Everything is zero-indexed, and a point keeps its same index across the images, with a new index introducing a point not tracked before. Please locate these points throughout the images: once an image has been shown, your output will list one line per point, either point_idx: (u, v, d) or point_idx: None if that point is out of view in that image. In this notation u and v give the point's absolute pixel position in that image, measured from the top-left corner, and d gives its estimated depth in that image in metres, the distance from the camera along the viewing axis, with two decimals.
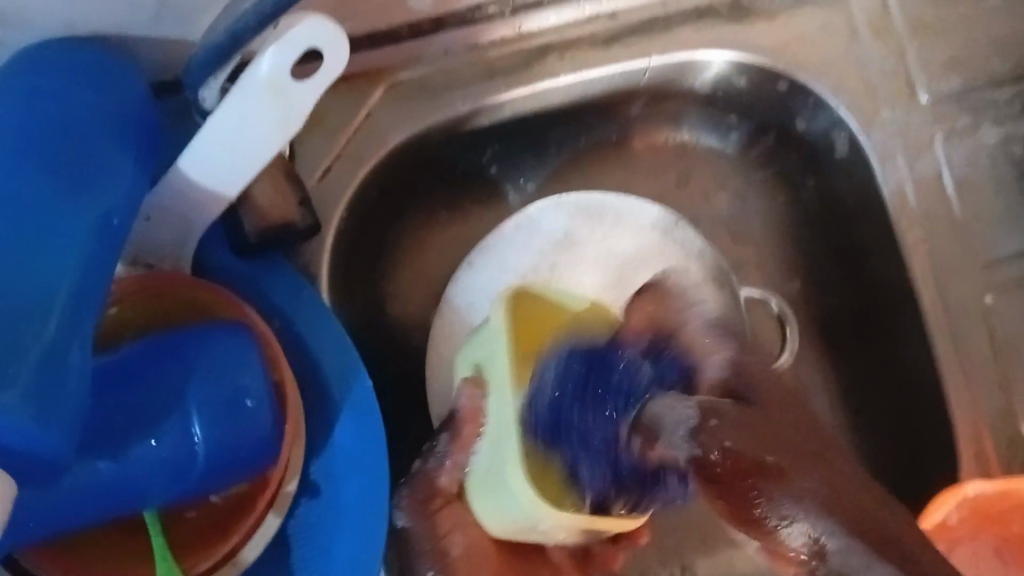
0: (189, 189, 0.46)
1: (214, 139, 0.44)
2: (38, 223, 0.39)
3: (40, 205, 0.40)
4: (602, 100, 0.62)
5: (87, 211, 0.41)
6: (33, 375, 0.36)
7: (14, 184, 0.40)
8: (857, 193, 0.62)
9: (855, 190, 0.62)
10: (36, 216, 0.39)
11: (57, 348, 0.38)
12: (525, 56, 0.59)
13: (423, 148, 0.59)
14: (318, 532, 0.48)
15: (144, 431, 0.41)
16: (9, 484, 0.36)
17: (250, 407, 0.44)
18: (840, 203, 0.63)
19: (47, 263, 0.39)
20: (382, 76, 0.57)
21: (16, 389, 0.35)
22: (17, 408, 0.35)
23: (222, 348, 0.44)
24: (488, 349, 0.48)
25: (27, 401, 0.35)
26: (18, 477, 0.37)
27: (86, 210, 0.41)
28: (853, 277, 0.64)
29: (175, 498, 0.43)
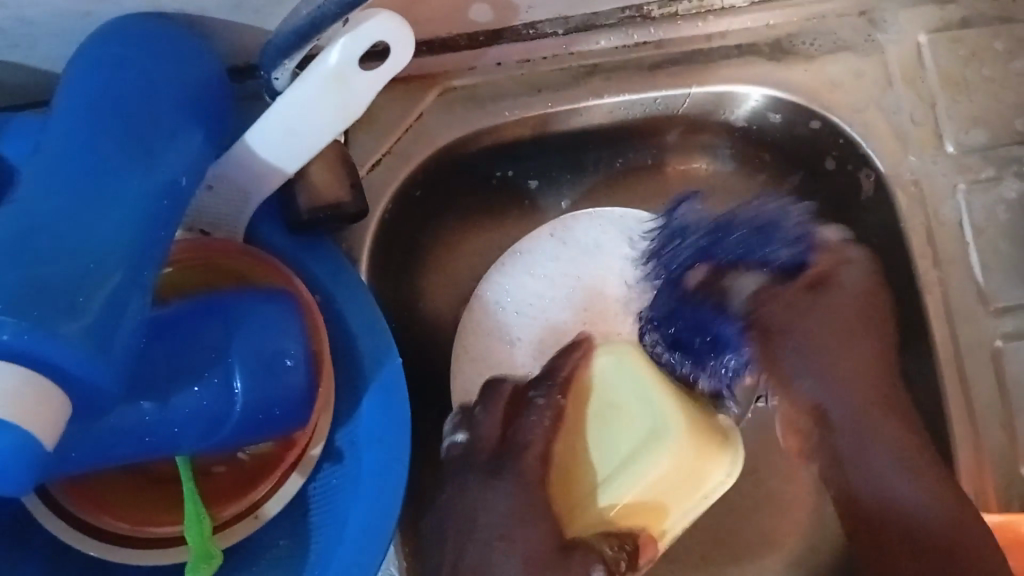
0: (250, 161, 0.49)
1: (278, 121, 0.48)
2: (114, 175, 0.43)
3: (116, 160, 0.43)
4: (642, 124, 0.65)
5: (158, 170, 0.44)
6: (98, 311, 0.38)
7: (97, 140, 0.43)
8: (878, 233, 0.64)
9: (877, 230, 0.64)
10: (109, 171, 0.43)
11: (120, 290, 0.40)
12: (572, 75, 0.62)
13: (469, 151, 0.62)
14: (336, 495, 0.50)
15: (187, 379, 0.44)
16: (63, 402, 0.37)
17: (288, 367, 0.46)
18: None
19: (117, 209, 0.42)
20: (436, 81, 0.60)
21: (81, 320, 0.37)
22: (78, 339, 0.37)
23: (265, 310, 0.47)
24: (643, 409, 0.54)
25: (89, 334, 0.37)
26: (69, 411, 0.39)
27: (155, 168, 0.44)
28: None
29: (207, 446, 0.46)
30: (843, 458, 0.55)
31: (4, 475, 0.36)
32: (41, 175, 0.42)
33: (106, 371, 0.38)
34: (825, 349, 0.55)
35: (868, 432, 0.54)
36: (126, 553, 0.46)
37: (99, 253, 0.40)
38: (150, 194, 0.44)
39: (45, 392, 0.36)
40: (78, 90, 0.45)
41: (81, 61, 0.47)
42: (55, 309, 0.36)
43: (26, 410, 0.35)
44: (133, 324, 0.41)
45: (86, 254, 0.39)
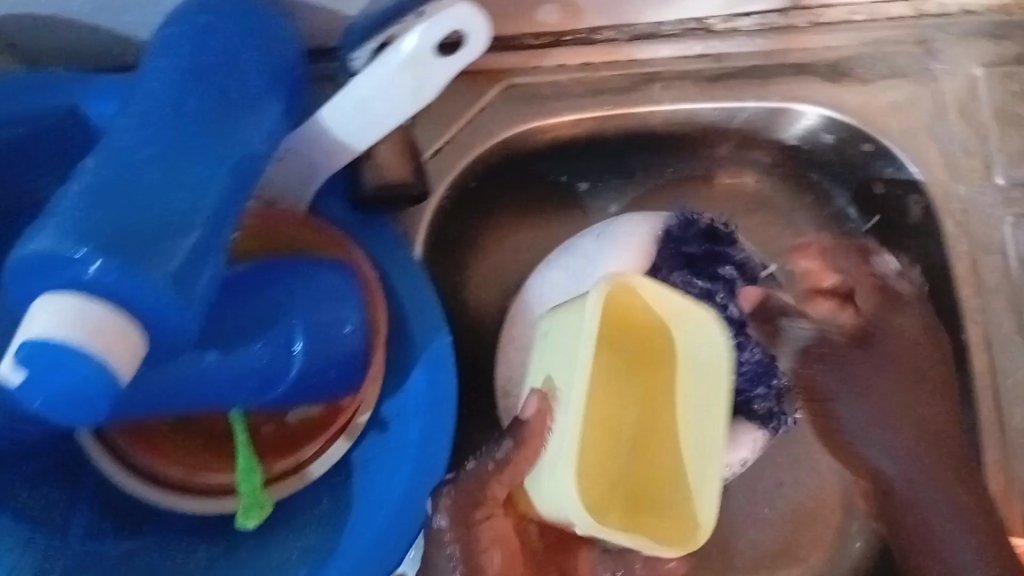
0: (322, 135, 0.51)
1: (352, 100, 0.50)
2: (199, 135, 0.45)
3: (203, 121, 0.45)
4: (694, 134, 0.67)
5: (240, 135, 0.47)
6: (182, 259, 0.40)
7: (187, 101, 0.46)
8: (922, 260, 0.65)
9: (921, 257, 0.65)
10: (196, 131, 0.45)
11: (203, 241, 0.42)
12: (632, 81, 0.63)
13: (527, 147, 0.64)
14: (377, 462, 0.51)
15: (251, 336, 0.46)
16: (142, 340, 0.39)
17: (345, 334, 0.48)
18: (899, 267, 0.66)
19: (201, 166, 0.44)
20: (500, 77, 0.62)
21: (165, 265, 0.39)
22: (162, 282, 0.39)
23: (326, 276, 0.48)
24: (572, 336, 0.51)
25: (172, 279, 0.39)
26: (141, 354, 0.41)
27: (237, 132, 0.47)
28: None
29: (264, 401, 0.48)
30: (896, 523, 0.57)
31: (83, 404, 0.39)
32: (136, 130, 0.44)
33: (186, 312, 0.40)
34: (869, 390, 0.57)
35: (938, 486, 0.55)
36: (174, 495, 0.50)
37: (185, 207, 0.42)
38: (232, 156, 0.46)
39: (130, 330, 0.39)
40: (170, 56, 0.48)
41: (174, 30, 0.49)
42: (141, 252, 0.38)
43: (108, 340, 0.38)
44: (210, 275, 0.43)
45: (172, 205, 0.41)
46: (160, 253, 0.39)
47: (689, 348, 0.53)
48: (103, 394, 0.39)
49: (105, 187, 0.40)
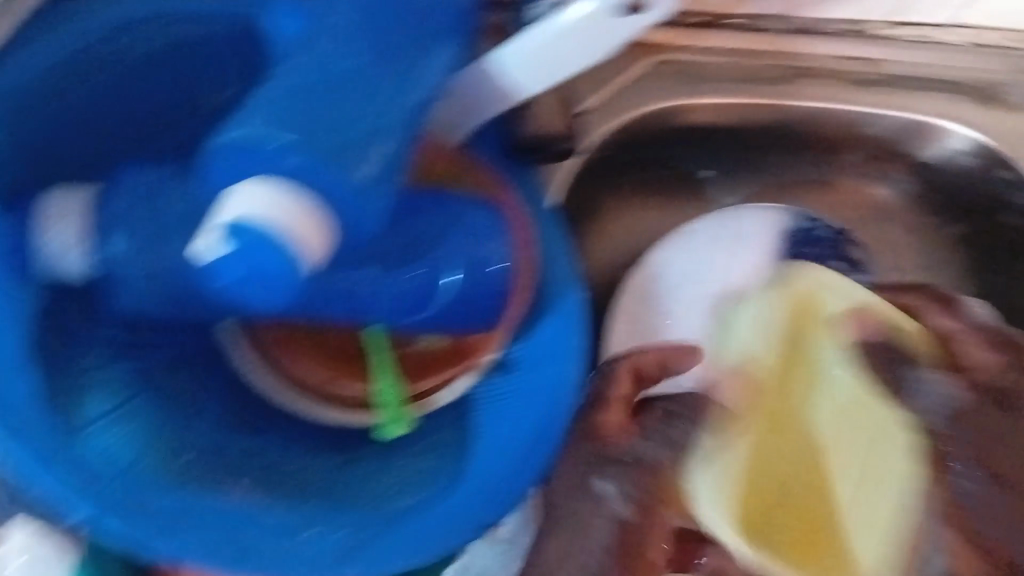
0: (490, 76, 0.50)
1: (529, 47, 0.48)
2: (390, 52, 0.45)
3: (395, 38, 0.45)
4: (829, 138, 0.67)
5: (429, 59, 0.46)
6: (372, 169, 0.41)
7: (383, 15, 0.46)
8: None
9: None
10: (388, 46, 0.45)
11: (388, 154, 0.42)
12: (781, 73, 0.63)
13: (669, 125, 0.64)
14: (499, 402, 0.50)
15: (408, 260, 0.48)
16: (320, 238, 0.39)
17: (492, 273, 0.49)
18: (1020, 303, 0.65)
19: (388, 82, 0.44)
20: (653, 52, 0.63)
21: (356, 171, 0.41)
22: (349, 185, 0.40)
23: (481, 215, 0.49)
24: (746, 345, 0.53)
25: (358, 186, 0.41)
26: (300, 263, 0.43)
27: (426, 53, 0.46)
28: None
29: (409, 324, 0.50)
30: None
31: (262, 285, 0.38)
32: (332, 40, 0.44)
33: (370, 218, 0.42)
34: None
35: None
36: (298, 402, 0.52)
37: (374, 117, 0.42)
38: (414, 77, 0.45)
39: (310, 218, 0.39)
40: None
41: None
42: (337, 152, 0.40)
43: (300, 229, 0.38)
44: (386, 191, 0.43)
45: (362, 112, 0.42)
46: (357, 158, 0.41)
47: (857, 373, 0.49)
48: (283, 284, 0.39)
49: (307, 89, 0.42)
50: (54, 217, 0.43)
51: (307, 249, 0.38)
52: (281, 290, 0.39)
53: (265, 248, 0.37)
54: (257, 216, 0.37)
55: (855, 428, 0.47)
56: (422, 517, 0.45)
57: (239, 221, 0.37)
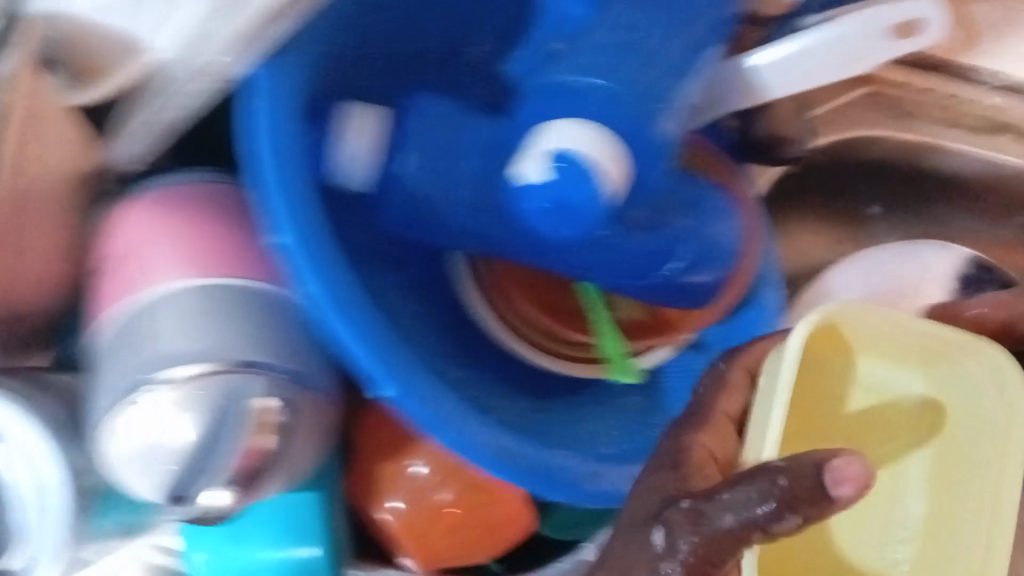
0: (752, 68, 0.53)
1: (800, 48, 0.52)
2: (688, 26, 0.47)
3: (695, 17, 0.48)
4: (1005, 201, 0.67)
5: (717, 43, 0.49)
6: (658, 129, 0.48)
7: None
8: None
9: None
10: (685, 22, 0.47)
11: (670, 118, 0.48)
12: (990, 124, 0.64)
13: (863, 154, 0.67)
14: (689, 377, 0.54)
15: (652, 229, 0.50)
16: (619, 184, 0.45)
17: (716, 256, 0.52)
18: None
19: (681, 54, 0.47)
20: (873, 82, 0.63)
21: (648, 130, 0.47)
22: (640, 136, 0.47)
23: (710, 203, 0.52)
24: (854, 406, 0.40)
25: (646, 141, 0.47)
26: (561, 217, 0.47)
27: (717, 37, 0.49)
28: None
29: (640, 290, 0.51)
30: None
31: (569, 218, 0.45)
32: None
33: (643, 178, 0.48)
34: None
35: None
36: (527, 348, 0.54)
37: (668, 83, 0.48)
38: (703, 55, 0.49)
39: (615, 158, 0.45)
40: None
41: None
42: (638, 110, 0.47)
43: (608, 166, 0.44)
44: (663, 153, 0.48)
45: (659, 76, 0.47)
46: (651, 115, 0.47)
47: (968, 391, 0.43)
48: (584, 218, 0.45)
49: (625, 45, 0.46)
50: (353, 129, 0.47)
51: (612, 192, 0.45)
52: (576, 222, 0.45)
53: (575, 181, 0.44)
54: (590, 153, 0.44)
55: (952, 457, 0.44)
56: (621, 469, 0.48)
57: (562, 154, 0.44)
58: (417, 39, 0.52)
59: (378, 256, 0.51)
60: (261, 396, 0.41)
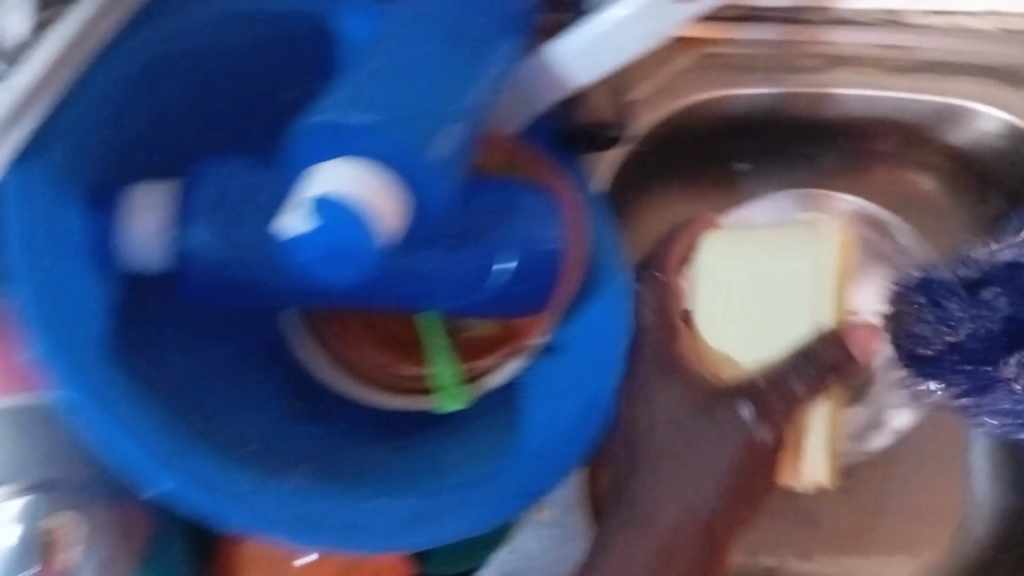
0: (546, 68, 0.53)
1: (595, 32, 0.52)
2: (449, 51, 0.45)
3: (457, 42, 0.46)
4: (863, 125, 0.69)
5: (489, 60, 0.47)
6: (447, 148, 0.43)
7: (453, 14, 0.47)
8: None
9: None
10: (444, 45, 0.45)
11: (456, 141, 0.43)
12: (822, 61, 0.65)
13: (708, 118, 0.66)
14: (548, 382, 0.52)
15: (466, 244, 0.50)
16: (400, 213, 0.41)
17: (545, 251, 0.50)
18: None
19: (445, 83, 0.44)
20: (695, 44, 0.64)
21: (435, 154, 0.42)
22: (428, 160, 0.42)
23: (531, 201, 0.51)
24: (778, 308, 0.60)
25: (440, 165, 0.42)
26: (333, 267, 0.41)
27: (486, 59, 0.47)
28: None
29: (464, 307, 0.51)
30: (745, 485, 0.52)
31: (344, 266, 0.41)
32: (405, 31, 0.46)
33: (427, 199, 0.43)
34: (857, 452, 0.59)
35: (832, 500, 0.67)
36: (369, 389, 0.56)
37: (444, 104, 0.43)
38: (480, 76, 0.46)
39: (386, 190, 0.40)
40: None
41: None
42: (415, 135, 0.42)
43: (386, 201, 0.40)
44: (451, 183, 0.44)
45: (427, 101, 0.43)
46: (433, 140, 0.42)
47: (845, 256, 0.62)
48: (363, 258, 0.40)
49: (387, 79, 0.43)
50: (136, 209, 0.47)
51: (387, 226, 0.40)
52: (357, 263, 0.40)
53: (348, 224, 0.39)
54: (359, 194, 0.39)
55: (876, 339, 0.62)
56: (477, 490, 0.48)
57: (325, 197, 0.39)
58: (213, 106, 0.52)
59: (210, 325, 0.53)
60: (46, 512, 0.45)
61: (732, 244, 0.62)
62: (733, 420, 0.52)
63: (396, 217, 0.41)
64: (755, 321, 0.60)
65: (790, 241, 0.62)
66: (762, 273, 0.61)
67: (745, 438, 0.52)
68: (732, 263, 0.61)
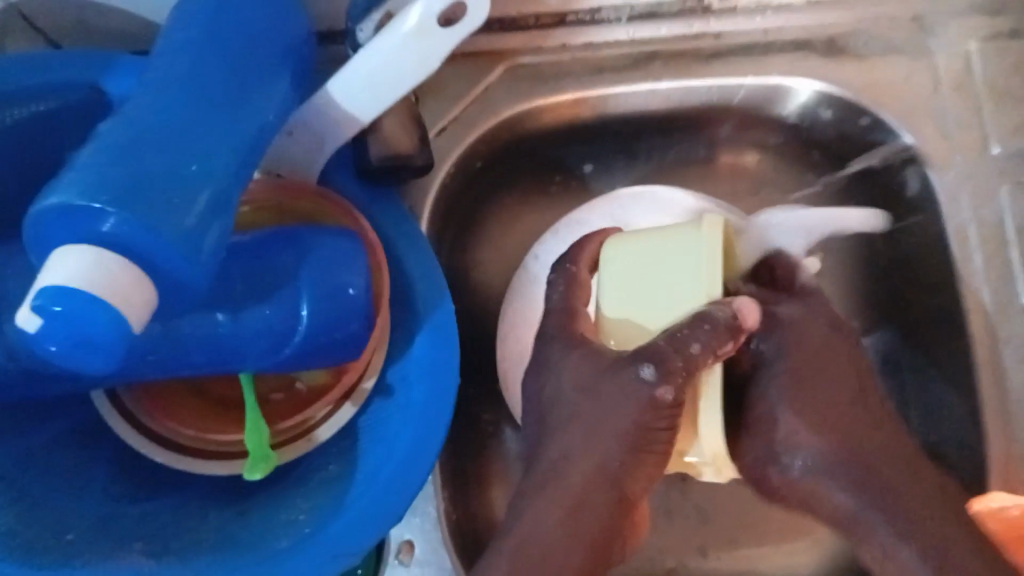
0: (333, 109, 0.52)
1: (363, 72, 0.50)
2: (205, 112, 0.44)
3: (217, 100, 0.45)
4: (694, 114, 0.68)
5: (256, 120, 0.47)
6: (203, 213, 0.41)
7: (208, 72, 0.46)
8: (912, 242, 0.65)
9: (913, 240, 0.65)
10: (198, 105, 0.44)
11: (210, 209, 0.42)
12: (633, 59, 0.65)
13: (530, 130, 0.66)
14: (382, 426, 0.51)
15: (258, 300, 0.47)
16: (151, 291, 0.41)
17: (350, 297, 0.49)
18: (891, 247, 0.67)
19: (200, 146, 0.43)
20: (504, 58, 0.64)
21: (188, 221, 0.40)
22: (177, 231, 0.40)
23: (336, 244, 0.49)
24: (684, 284, 0.50)
25: (193, 233, 0.41)
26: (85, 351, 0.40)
27: (246, 117, 0.46)
28: (895, 315, 0.66)
29: (268, 363, 0.49)
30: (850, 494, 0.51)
31: (101, 350, 0.40)
32: (153, 93, 0.44)
33: (177, 280, 0.41)
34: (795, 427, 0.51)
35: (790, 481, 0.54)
36: (197, 462, 0.52)
37: (201, 168, 0.42)
38: (236, 137, 0.45)
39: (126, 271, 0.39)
40: (195, 19, 0.48)
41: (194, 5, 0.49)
42: (160, 204, 0.40)
43: (126, 285, 0.39)
44: (213, 251, 0.42)
45: (176, 168, 0.41)
46: (183, 206, 0.40)
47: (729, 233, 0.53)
48: (116, 342, 0.40)
49: (132, 143, 0.41)
50: None
51: (135, 306, 0.40)
52: (110, 346, 0.40)
53: (88, 311, 0.39)
54: (89, 279, 0.39)
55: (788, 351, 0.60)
56: (317, 540, 0.47)
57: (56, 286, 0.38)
58: None
59: None
60: None
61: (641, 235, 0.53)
62: (632, 382, 0.45)
63: (143, 296, 0.40)
64: (646, 289, 0.51)
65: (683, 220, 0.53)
66: (652, 251, 0.52)
67: (648, 397, 0.45)
68: (621, 250, 0.53)
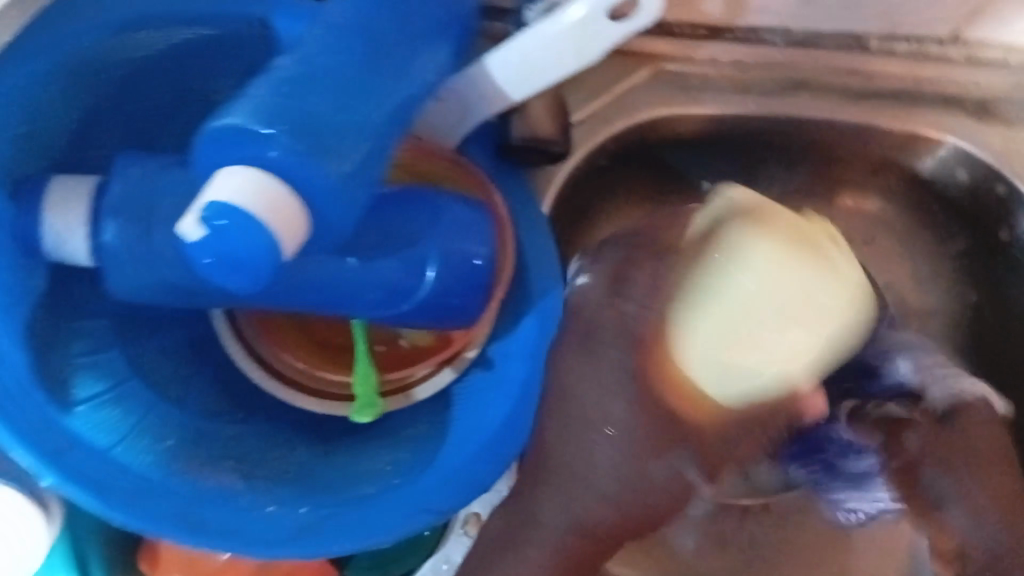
0: (483, 82, 0.52)
1: (518, 57, 0.51)
2: (370, 65, 0.45)
3: (381, 54, 0.46)
4: (828, 151, 0.67)
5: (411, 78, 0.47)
6: (355, 165, 0.42)
7: (379, 26, 0.47)
8: None
9: None
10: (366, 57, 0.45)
11: (363, 161, 0.43)
12: (780, 85, 0.65)
13: (661, 137, 0.66)
14: (475, 396, 0.52)
15: (387, 254, 0.49)
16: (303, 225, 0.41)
17: (474, 267, 0.50)
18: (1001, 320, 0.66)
19: (362, 96, 0.44)
20: (653, 60, 0.65)
21: (341, 169, 0.42)
22: (332, 175, 0.41)
23: (463, 214, 0.50)
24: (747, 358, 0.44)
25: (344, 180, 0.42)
26: (230, 274, 0.41)
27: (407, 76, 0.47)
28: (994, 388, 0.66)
29: (382, 315, 0.50)
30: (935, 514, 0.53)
31: (244, 273, 0.40)
32: (328, 36, 0.45)
33: (326, 219, 0.42)
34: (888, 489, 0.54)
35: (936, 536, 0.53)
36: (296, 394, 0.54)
37: (359, 119, 0.43)
38: (397, 93, 0.46)
39: (286, 199, 0.40)
40: None
41: None
42: (318, 149, 0.41)
43: (284, 212, 0.40)
44: (359, 201, 0.43)
45: (336, 115, 0.42)
46: (340, 155, 0.42)
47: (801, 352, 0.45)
48: (263, 265, 0.40)
49: (301, 85, 0.43)
50: (50, 205, 0.46)
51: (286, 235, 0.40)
52: (257, 269, 0.40)
53: (245, 231, 0.39)
54: (252, 199, 0.39)
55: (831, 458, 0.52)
56: (396, 496, 0.48)
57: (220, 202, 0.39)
58: (135, 105, 0.52)
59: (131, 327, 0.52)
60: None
61: (778, 269, 0.44)
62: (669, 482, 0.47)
63: (296, 227, 0.41)
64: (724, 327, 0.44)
65: (815, 257, 0.45)
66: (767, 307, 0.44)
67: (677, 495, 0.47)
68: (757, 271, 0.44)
